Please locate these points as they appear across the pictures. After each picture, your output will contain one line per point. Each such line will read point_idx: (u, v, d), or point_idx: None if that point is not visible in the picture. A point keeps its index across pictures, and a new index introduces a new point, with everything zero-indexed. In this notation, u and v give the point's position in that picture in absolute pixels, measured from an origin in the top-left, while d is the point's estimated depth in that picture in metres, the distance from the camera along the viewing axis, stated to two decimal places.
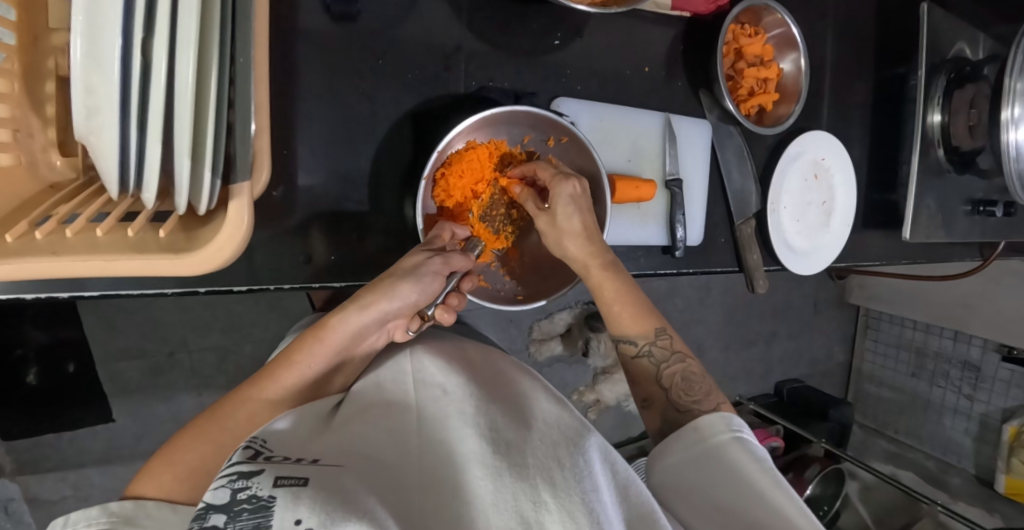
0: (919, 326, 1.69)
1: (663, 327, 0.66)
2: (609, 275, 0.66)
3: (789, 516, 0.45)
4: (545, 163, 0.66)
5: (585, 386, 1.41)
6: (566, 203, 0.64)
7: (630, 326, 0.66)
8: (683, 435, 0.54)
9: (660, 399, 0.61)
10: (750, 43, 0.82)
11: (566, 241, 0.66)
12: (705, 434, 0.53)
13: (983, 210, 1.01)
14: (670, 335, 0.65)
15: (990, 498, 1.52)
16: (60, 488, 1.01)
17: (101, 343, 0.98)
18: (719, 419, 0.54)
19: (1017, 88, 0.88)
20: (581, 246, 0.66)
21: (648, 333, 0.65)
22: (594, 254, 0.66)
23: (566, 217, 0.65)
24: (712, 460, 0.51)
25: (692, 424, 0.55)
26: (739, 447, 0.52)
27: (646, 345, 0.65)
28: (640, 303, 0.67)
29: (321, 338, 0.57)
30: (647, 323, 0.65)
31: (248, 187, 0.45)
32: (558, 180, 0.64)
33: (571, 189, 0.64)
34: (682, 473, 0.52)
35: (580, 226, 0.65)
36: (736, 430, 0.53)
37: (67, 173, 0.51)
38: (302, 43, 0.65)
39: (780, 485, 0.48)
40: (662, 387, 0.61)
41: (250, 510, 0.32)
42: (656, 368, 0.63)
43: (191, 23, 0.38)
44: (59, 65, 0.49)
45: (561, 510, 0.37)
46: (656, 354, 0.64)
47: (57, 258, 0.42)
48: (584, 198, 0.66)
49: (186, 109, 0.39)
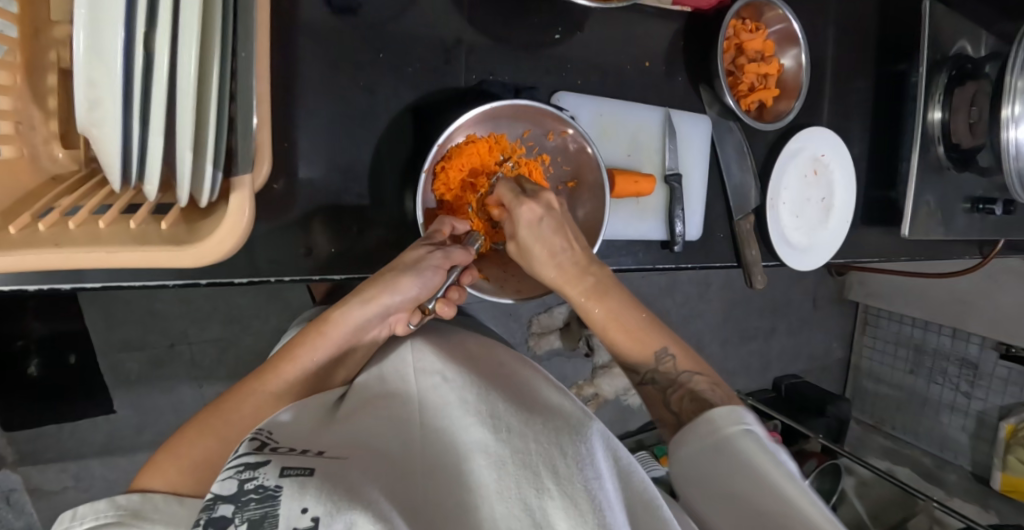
0: (918, 323, 1.69)
1: (663, 348, 0.65)
2: (592, 299, 0.68)
3: (799, 505, 0.43)
4: (507, 185, 0.66)
5: (584, 380, 1.41)
6: (529, 227, 0.65)
7: (632, 351, 0.66)
8: (697, 427, 0.54)
9: (670, 420, 0.59)
10: (750, 39, 0.82)
11: (541, 268, 0.68)
12: (716, 424, 0.52)
13: (983, 207, 1.01)
14: (672, 355, 0.64)
15: (985, 494, 1.54)
16: (62, 479, 1.02)
17: (101, 335, 0.99)
18: (730, 412, 0.53)
19: (1018, 86, 0.88)
20: (557, 273, 0.67)
21: (651, 356, 0.64)
22: (572, 281, 0.68)
23: (534, 242, 0.66)
24: (721, 449, 0.50)
25: (704, 416, 0.54)
26: (751, 438, 0.50)
27: (649, 371, 0.64)
28: (636, 326, 0.67)
29: (323, 332, 0.58)
30: (648, 348, 0.65)
31: (249, 179, 0.45)
32: (515, 206, 0.65)
33: (529, 213, 0.65)
34: (693, 462, 0.51)
35: (549, 251, 0.67)
36: (747, 422, 0.52)
37: (69, 165, 0.51)
38: (303, 36, 0.65)
39: (790, 477, 0.46)
40: (669, 410, 0.60)
41: (257, 500, 0.33)
42: (663, 394, 0.62)
43: (192, 15, 0.38)
44: (60, 57, 0.49)
45: (562, 496, 0.38)
46: (660, 379, 0.63)
47: (62, 249, 0.42)
48: (548, 219, 0.66)
49: (188, 101, 0.40)
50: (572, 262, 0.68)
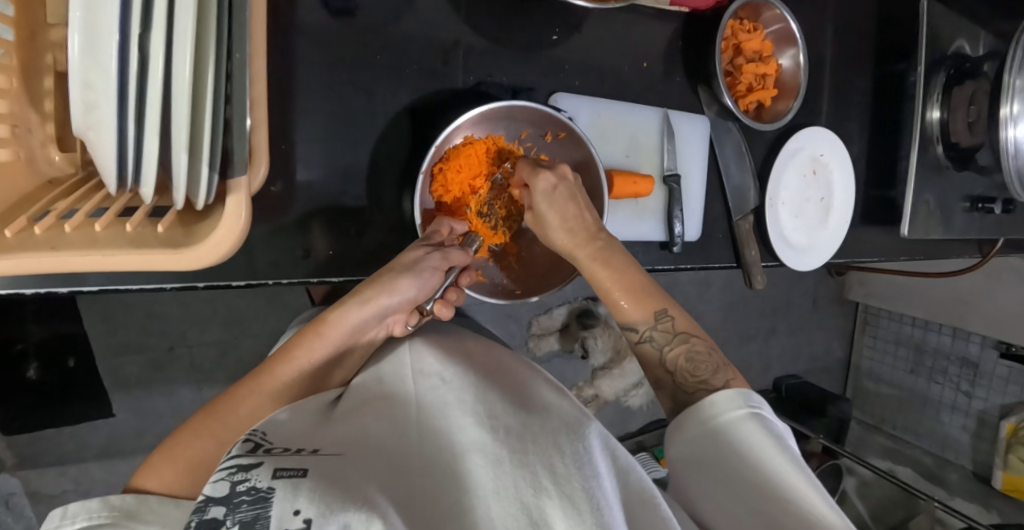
0: (918, 322, 1.69)
1: (664, 309, 0.63)
2: (600, 265, 0.67)
3: (811, 502, 0.43)
4: (525, 161, 0.68)
5: (584, 381, 1.41)
6: (546, 197, 0.66)
7: (631, 312, 0.64)
8: (697, 411, 0.51)
9: (667, 381, 0.60)
10: (748, 39, 0.82)
11: (555, 235, 0.68)
12: (723, 409, 0.50)
13: (983, 206, 1.01)
14: (671, 316, 0.63)
15: (987, 494, 1.54)
16: (61, 482, 1.02)
17: (100, 338, 0.99)
18: (734, 396, 0.51)
19: (1016, 85, 0.88)
20: (569, 238, 0.68)
21: (651, 316, 0.63)
22: (583, 245, 0.68)
23: (550, 211, 0.67)
24: (730, 438, 0.48)
25: (706, 399, 0.51)
26: (758, 424, 0.49)
27: (648, 330, 0.63)
28: (636, 287, 0.65)
29: (320, 334, 0.57)
30: (646, 308, 0.64)
31: (246, 182, 0.45)
32: (533, 176, 0.67)
33: (545, 182, 0.66)
34: (698, 452, 0.49)
35: (562, 217, 0.67)
36: (751, 406, 0.50)
37: (66, 168, 0.51)
38: (300, 38, 0.65)
39: (799, 466, 0.46)
40: (667, 370, 0.60)
41: (249, 501, 0.33)
42: (660, 352, 0.61)
43: (187, 18, 0.38)
44: (57, 60, 0.50)
45: (560, 495, 0.37)
46: (659, 338, 0.62)
47: (57, 252, 0.42)
48: (562, 186, 0.67)
49: (182, 103, 0.39)
50: (583, 228, 0.68)
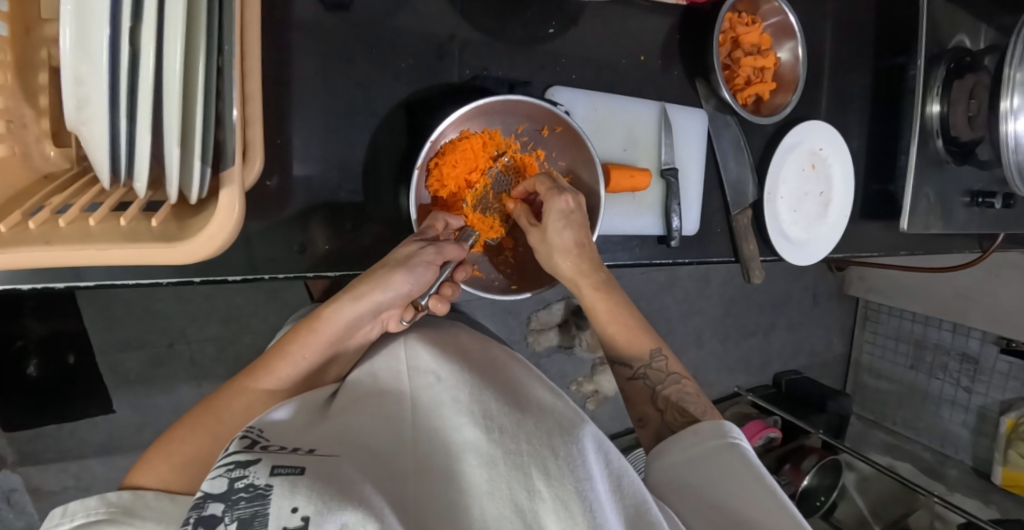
0: (918, 318, 1.68)
1: (658, 347, 0.67)
2: (600, 292, 0.69)
3: (780, 517, 0.45)
4: (542, 178, 0.67)
5: (584, 377, 1.42)
6: (557, 219, 0.66)
7: (626, 347, 0.68)
8: (682, 437, 0.55)
9: (655, 419, 0.62)
10: (747, 32, 0.82)
11: (556, 256, 0.68)
12: (701, 437, 0.53)
13: (983, 201, 1.00)
14: (665, 356, 0.67)
15: (986, 490, 1.55)
16: (62, 479, 1.02)
17: (100, 334, 0.98)
18: (717, 426, 0.54)
19: (1016, 78, 0.88)
20: (571, 265, 0.67)
21: (645, 354, 0.67)
22: (584, 273, 0.68)
23: (558, 233, 0.66)
24: (710, 460, 0.51)
25: (692, 426, 0.55)
26: (736, 452, 0.52)
27: (642, 367, 0.66)
28: (635, 326, 0.69)
29: (315, 329, 0.57)
30: (642, 344, 0.67)
31: (238, 175, 0.45)
32: (551, 194, 0.66)
33: (562, 202, 0.65)
34: (678, 469, 0.52)
35: (566, 243, 0.67)
36: (733, 436, 0.53)
37: (61, 163, 0.51)
38: (297, 32, 0.64)
39: (771, 489, 0.48)
40: (657, 407, 0.63)
41: (247, 498, 0.33)
42: (652, 389, 0.64)
43: (178, 11, 0.38)
44: (51, 55, 0.49)
45: (554, 498, 0.38)
46: (652, 376, 0.65)
47: (50, 247, 0.42)
48: (577, 213, 0.66)
49: (174, 98, 0.39)
50: (588, 256, 0.68)
